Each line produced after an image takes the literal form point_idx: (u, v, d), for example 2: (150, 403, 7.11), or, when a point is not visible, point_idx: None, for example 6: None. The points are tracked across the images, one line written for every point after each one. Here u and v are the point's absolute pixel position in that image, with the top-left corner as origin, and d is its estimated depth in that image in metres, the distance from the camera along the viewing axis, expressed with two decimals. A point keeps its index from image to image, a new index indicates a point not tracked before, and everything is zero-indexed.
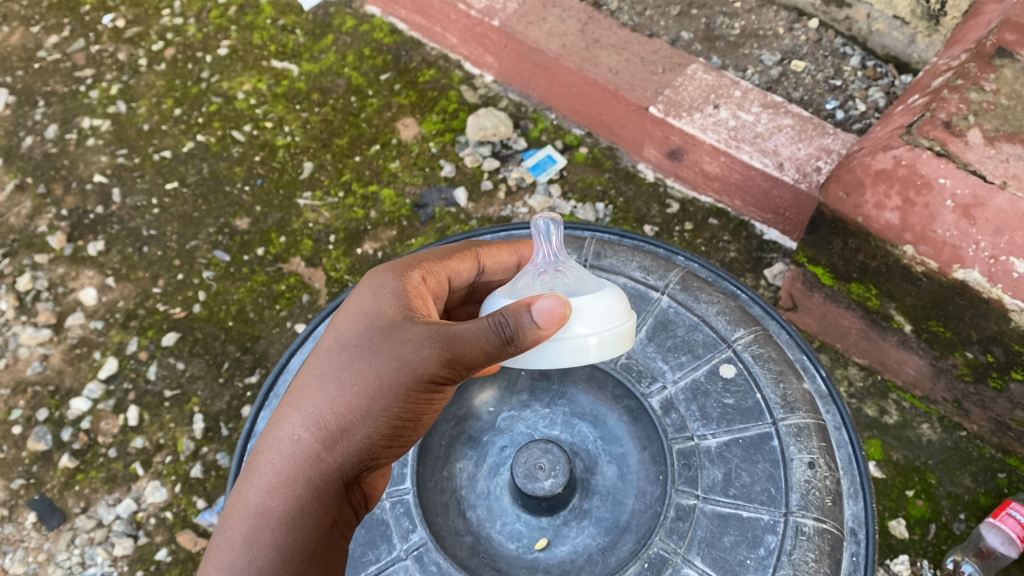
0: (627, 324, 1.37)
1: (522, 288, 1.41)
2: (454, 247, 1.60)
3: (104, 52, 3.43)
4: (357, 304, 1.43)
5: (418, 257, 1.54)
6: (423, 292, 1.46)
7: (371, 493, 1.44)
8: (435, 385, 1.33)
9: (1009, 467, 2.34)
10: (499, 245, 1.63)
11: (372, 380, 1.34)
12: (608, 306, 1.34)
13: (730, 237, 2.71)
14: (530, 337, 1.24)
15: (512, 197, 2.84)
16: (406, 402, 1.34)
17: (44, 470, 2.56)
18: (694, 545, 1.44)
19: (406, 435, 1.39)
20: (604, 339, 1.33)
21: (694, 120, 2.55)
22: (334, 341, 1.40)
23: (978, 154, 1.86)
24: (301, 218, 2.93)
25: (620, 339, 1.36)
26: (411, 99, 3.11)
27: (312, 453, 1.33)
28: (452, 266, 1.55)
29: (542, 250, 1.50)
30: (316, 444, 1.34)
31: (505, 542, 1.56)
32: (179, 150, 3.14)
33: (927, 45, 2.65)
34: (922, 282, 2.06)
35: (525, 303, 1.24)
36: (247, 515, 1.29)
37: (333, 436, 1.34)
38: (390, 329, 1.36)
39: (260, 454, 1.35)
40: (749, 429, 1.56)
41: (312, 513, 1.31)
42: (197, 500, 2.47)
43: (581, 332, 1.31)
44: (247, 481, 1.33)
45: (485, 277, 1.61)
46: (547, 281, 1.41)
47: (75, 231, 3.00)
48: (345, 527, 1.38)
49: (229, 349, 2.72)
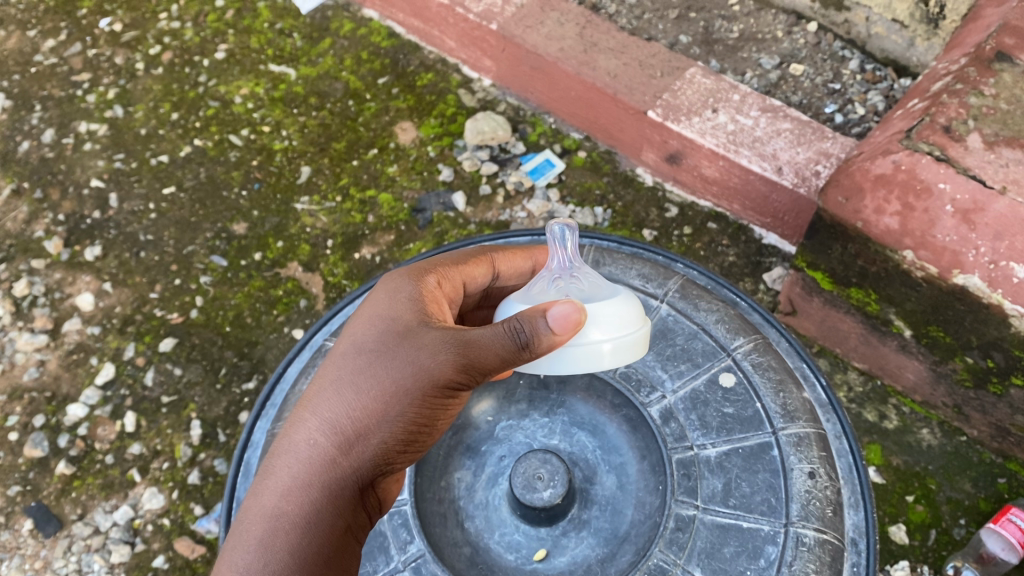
0: (642, 330, 1.35)
1: (537, 294, 1.40)
2: (468, 251, 1.58)
3: (101, 56, 3.42)
4: (372, 308, 1.41)
5: (433, 261, 1.53)
6: (437, 297, 1.45)
7: (384, 498, 1.43)
8: (451, 390, 1.32)
9: (1009, 472, 2.33)
10: (513, 250, 1.61)
11: (389, 384, 1.33)
12: (624, 311, 1.33)
13: (729, 242, 2.71)
14: (545, 343, 1.23)
15: (510, 201, 2.83)
16: (422, 407, 1.33)
17: (41, 477, 2.55)
18: (693, 556, 1.43)
19: (422, 438, 1.38)
20: (618, 346, 1.32)
21: (693, 124, 2.54)
22: (351, 344, 1.39)
23: (978, 159, 1.85)
24: (298, 222, 2.92)
25: (634, 345, 1.35)
26: (409, 103, 3.10)
27: (328, 457, 1.32)
28: (466, 271, 1.53)
29: (557, 256, 1.49)
30: (331, 449, 1.33)
31: (504, 553, 1.55)
32: (176, 155, 3.13)
33: (926, 48, 2.64)
34: (922, 288, 2.04)
35: (539, 310, 1.23)
36: (262, 519, 1.27)
37: (349, 441, 1.33)
38: (406, 334, 1.35)
39: (276, 458, 1.34)
40: (750, 439, 1.55)
41: (327, 518, 1.29)
42: (193, 507, 2.46)
43: (596, 338, 1.30)
44: (262, 485, 1.31)
45: (499, 282, 1.60)
46: (562, 287, 1.40)
47: (72, 236, 2.99)
48: (358, 531, 1.37)
49: (225, 354, 2.71)
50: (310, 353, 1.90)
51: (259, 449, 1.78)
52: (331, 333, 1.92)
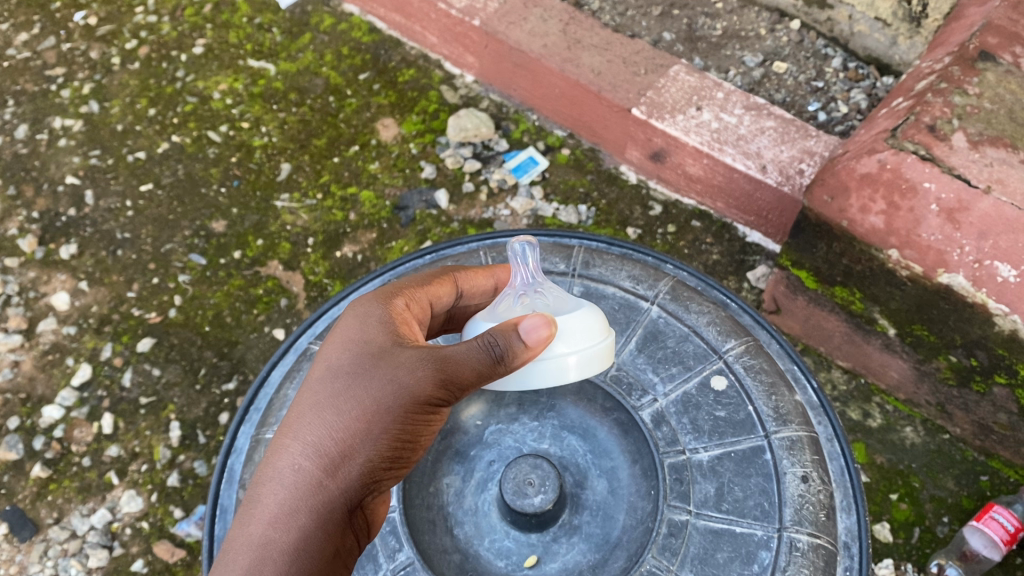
0: (606, 341, 1.34)
1: (502, 311, 1.38)
2: (430, 273, 1.54)
3: (75, 50, 3.36)
4: (345, 332, 1.38)
5: (398, 283, 1.49)
6: (409, 318, 1.41)
7: (372, 522, 1.39)
8: (430, 407, 1.30)
9: (991, 470, 2.33)
10: (475, 269, 1.58)
11: (368, 404, 1.29)
12: (587, 323, 1.32)
13: (713, 239, 2.69)
14: (520, 358, 1.23)
15: (493, 199, 2.81)
16: (402, 425, 1.30)
17: (16, 480, 2.50)
18: (686, 562, 1.43)
19: (400, 455, 1.34)
20: (583, 358, 1.31)
21: (677, 122, 2.52)
22: (323, 369, 1.35)
23: (962, 158, 1.85)
24: (278, 220, 2.88)
25: (599, 357, 1.34)
26: (391, 99, 3.07)
27: (313, 482, 1.27)
28: (432, 291, 1.50)
29: (519, 273, 1.48)
30: (316, 471, 1.28)
31: (494, 560, 1.52)
32: (154, 151, 3.08)
33: (909, 47, 2.64)
34: (907, 287, 2.03)
35: (512, 324, 1.24)
36: (249, 548, 1.22)
37: (334, 462, 1.28)
38: (382, 354, 1.32)
39: (260, 485, 1.28)
40: (741, 443, 1.54)
41: (317, 543, 1.24)
42: (173, 509, 2.43)
43: (561, 351, 1.29)
44: (248, 514, 1.26)
45: (462, 302, 1.57)
46: (527, 303, 1.38)
47: (46, 234, 2.93)
48: (347, 555, 1.31)
49: (205, 354, 2.66)
50: (295, 356, 1.85)
51: (243, 455, 1.74)
52: (317, 336, 1.88)
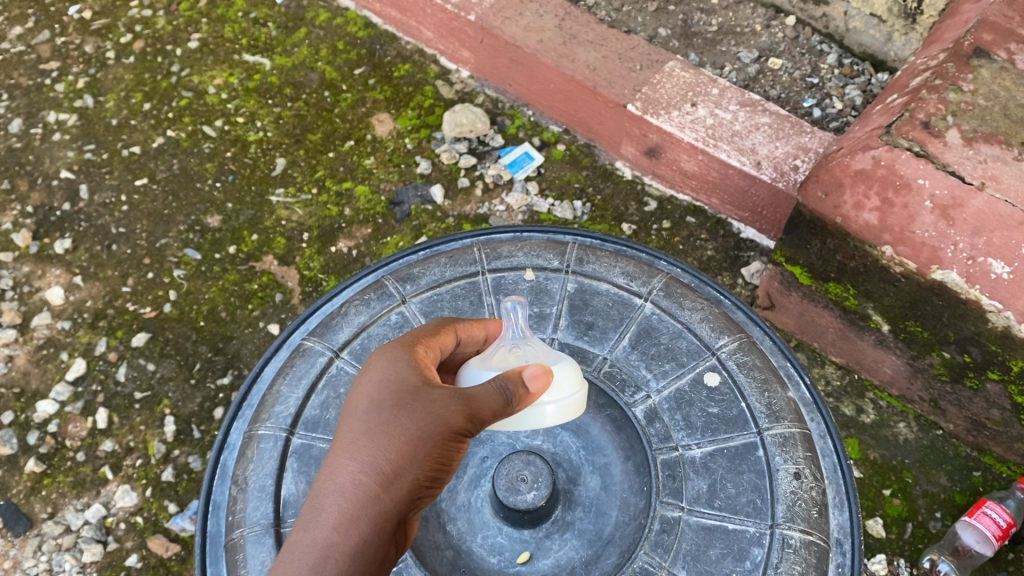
0: (581, 393, 1.37)
1: (495, 360, 1.38)
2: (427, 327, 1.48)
3: (70, 44, 3.35)
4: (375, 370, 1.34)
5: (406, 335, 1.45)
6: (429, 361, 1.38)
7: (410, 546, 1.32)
8: (463, 437, 1.28)
9: (984, 465, 2.34)
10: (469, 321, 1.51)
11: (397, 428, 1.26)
12: (568, 375, 1.35)
13: (708, 236, 2.70)
14: (522, 403, 1.26)
15: (489, 194, 2.81)
16: (440, 453, 1.27)
17: (9, 475, 2.50)
18: (679, 558, 1.43)
19: (432, 484, 1.30)
20: (561, 408, 1.34)
21: (672, 118, 2.52)
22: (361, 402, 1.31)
23: (957, 155, 1.86)
24: (273, 215, 2.88)
25: (573, 407, 1.37)
26: (386, 94, 3.06)
27: (372, 493, 1.21)
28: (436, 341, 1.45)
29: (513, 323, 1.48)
30: (374, 485, 1.22)
31: (487, 556, 1.53)
32: (149, 146, 3.07)
33: (904, 43, 2.64)
34: (901, 283, 2.03)
35: (516, 370, 1.27)
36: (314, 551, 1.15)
37: (389, 478, 1.23)
38: (420, 386, 1.29)
39: (318, 498, 1.22)
40: (734, 440, 1.55)
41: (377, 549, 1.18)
42: (168, 504, 2.43)
43: (542, 401, 1.32)
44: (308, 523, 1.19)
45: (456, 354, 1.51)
46: (518, 351, 1.39)
47: (41, 229, 2.93)
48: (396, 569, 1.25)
49: (200, 349, 2.67)
50: (287, 352, 1.85)
51: (236, 451, 1.74)
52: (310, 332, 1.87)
